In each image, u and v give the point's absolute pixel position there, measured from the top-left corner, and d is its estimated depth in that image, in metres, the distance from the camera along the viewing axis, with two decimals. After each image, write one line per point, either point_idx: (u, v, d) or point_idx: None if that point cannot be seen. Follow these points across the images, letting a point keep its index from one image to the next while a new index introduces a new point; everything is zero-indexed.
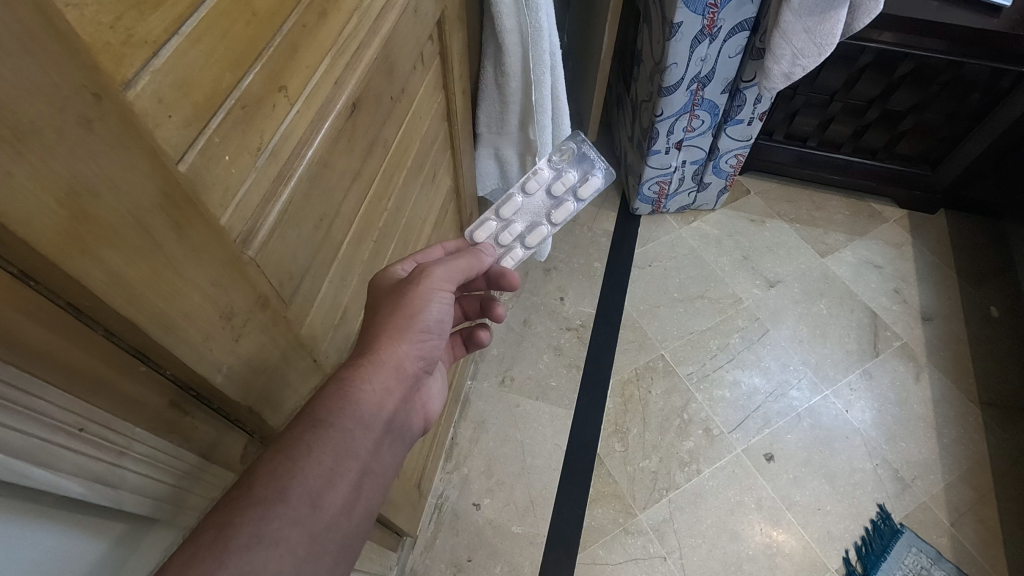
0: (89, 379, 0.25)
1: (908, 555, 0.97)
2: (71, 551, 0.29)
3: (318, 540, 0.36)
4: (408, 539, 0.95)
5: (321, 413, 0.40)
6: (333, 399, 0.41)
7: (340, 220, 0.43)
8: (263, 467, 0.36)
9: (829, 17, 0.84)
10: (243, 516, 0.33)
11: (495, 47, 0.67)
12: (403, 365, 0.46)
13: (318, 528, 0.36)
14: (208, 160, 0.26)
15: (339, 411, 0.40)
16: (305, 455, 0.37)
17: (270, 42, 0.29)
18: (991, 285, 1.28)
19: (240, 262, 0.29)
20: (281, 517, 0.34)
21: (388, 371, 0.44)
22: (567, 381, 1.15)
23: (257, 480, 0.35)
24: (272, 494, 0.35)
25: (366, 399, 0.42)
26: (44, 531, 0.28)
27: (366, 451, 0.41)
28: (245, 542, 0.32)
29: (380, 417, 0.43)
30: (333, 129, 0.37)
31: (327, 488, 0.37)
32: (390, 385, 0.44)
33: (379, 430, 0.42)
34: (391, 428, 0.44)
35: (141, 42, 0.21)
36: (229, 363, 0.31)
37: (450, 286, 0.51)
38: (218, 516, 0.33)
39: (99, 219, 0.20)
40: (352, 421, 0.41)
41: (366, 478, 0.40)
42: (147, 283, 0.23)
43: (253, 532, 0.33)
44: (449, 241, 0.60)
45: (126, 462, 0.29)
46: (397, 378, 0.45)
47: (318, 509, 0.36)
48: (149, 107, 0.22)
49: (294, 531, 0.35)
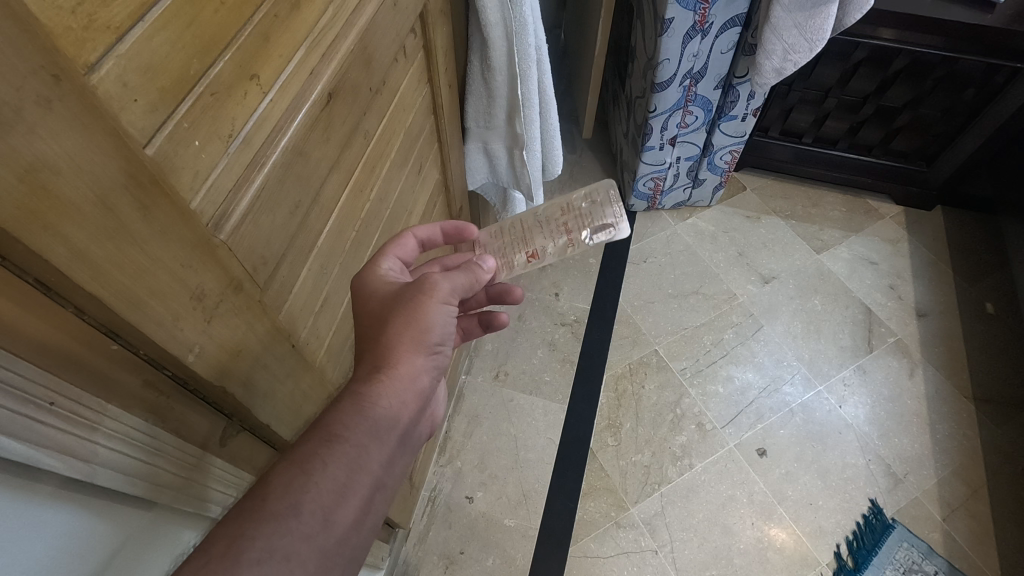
0: (60, 355, 0.26)
1: (899, 550, 0.97)
2: (62, 530, 0.30)
3: (327, 554, 0.37)
4: (400, 532, 0.96)
5: (336, 427, 0.40)
6: (347, 414, 0.41)
7: (318, 209, 0.44)
8: (278, 483, 0.37)
9: (819, 12, 0.84)
10: (254, 530, 0.34)
11: (480, 42, 0.68)
12: (420, 379, 0.46)
13: (328, 543, 0.37)
14: (177, 144, 0.27)
15: (353, 426, 0.41)
16: (319, 470, 0.38)
17: (241, 32, 0.30)
18: (987, 281, 1.28)
19: (211, 245, 0.30)
20: (293, 532, 0.35)
21: (405, 385, 0.45)
22: (560, 375, 1.16)
23: (271, 493, 0.36)
24: (286, 508, 0.36)
25: (381, 414, 0.43)
26: (38, 509, 0.29)
27: (379, 464, 0.42)
28: (256, 555, 0.33)
29: (395, 430, 0.43)
30: (308, 118, 0.38)
31: (340, 504, 0.38)
32: (406, 399, 0.45)
33: (393, 443, 0.43)
34: (405, 439, 0.45)
35: (104, 27, 0.22)
36: (201, 344, 0.31)
37: (457, 299, 0.51)
38: (228, 531, 0.34)
39: (60, 197, 0.21)
40: (366, 435, 0.41)
41: (377, 492, 0.41)
42: (111, 260, 0.24)
43: (264, 546, 0.34)
44: (422, 227, 0.59)
45: (96, 437, 0.29)
46: (413, 390, 0.45)
47: (330, 523, 0.37)
48: (112, 91, 0.23)
49: (305, 546, 0.35)
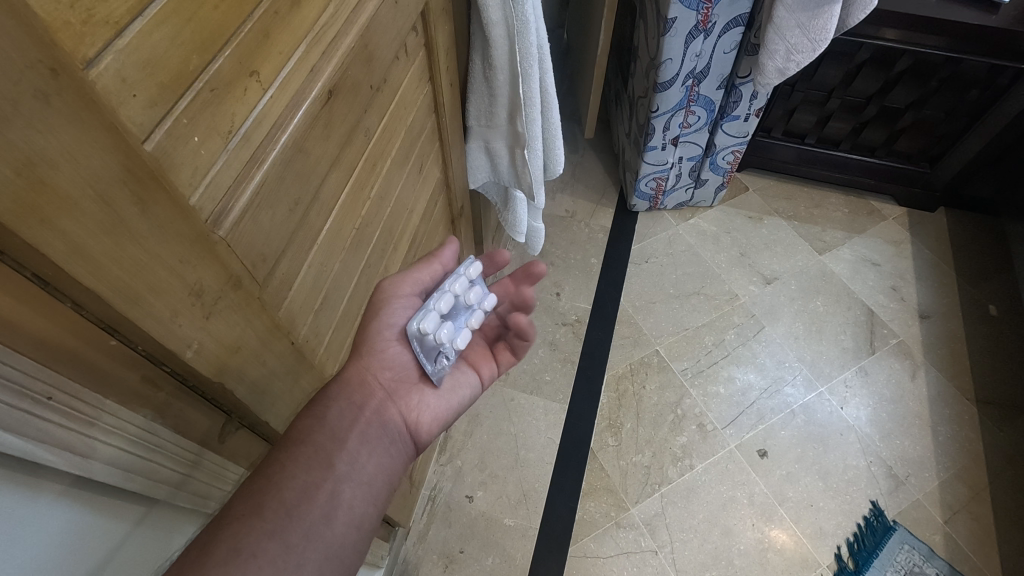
0: (58, 350, 0.26)
1: (900, 552, 0.96)
2: (65, 527, 0.30)
3: (296, 549, 0.37)
4: (399, 530, 0.96)
5: (292, 431, 0.42)
6: (305, 417, 0.43)
7: (318, 206, 0.44)
8: (243, 487, 0.38)
9: (822, 12, 0.83)
10: (221, 532, 0.35)
11: (483, 42, 0.68)
12: (371, 381, 0.49)
13: (293, 538, 0.37)
14: (177, 140, 0.27)
15: (308, 427, 0.43)
16: (278, 472, 0.40)
17: (241, 28, 0.30)
18: (990, 283, 1.27)
19: (210, 242, 0.30)
20: (259, 530, 0.36)
21: (356, 386, 0.47)
22: (561, 376, 1.16)
23: (237, 498, 0.38)
24: (249, 509, 0.37)
25: (333, 413, 0.45)
26: (41, 503, 0.29)
27: (341, 461, 0.43)
28: (224, 555, 0.34)
29: (351, 428, 0.45)
30: (308, 115, 0.38)
31: (303, 501, 0.39)
32: (357, 399, 0.47)
33: (353, 441, 0.44)
34: (371, 437, 0.46)
35: (103, 22, 0.22)
36: (200, 340, 0.31)
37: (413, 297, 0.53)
38: (204, 533, 0.35)
39: (59, 190, 0.21)
40: (323, 435, 0.43)
41: (345, 487, 0.42)
42: (108, 255, 0.24)
43: (231, 546, 0.35)
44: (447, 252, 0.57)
45: (94, 432, 0.30)
46: (363, 391, 0.47)
47: (295, 518, 0.38)
48: (111, 86, 0.23)
49: (271, 543, 0.36)
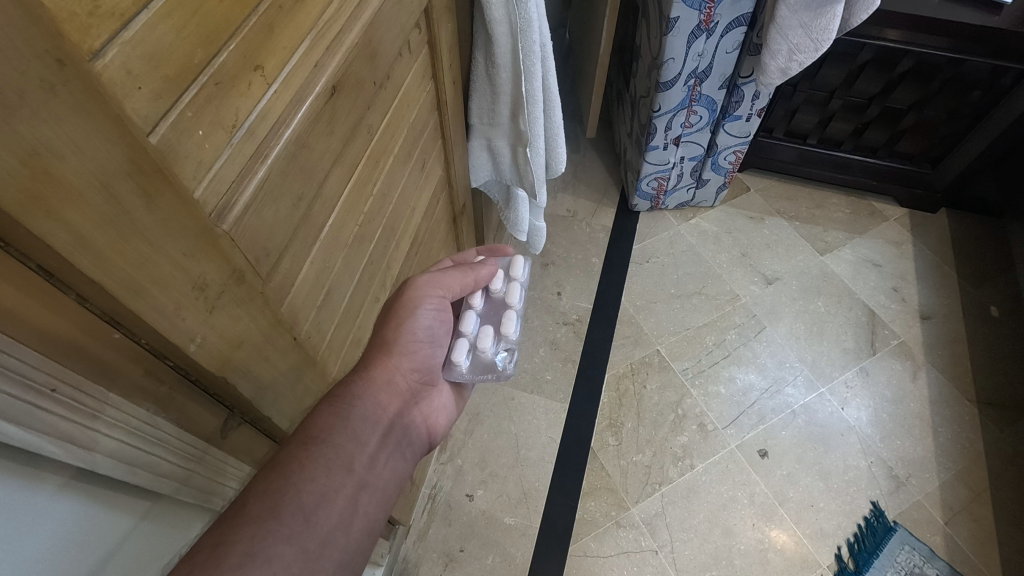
0: (60, 342, 0.26)
1: (901, 553, 0.96)
2: (67, 520, 0.30)
3: (312, 556, 0.37)
4: (399, 529, 0.95)
5: (313, 430, 0.42)
6: (325, 416, 0.43)
7: (321, 202, 0.44)
8: (256, 487, 0.38)
9: (825, 12, 0.83)
10: (235, 534, 0.35)
11: (486, 39, 0.68)
12: (395, 381, 0.50)
13: (310, 545, 0.37)
14: (180, 134, 0.27)
15: (331, 427, 0.43)
16: (297, 473, 0.39)
17: (246, 21, 0.30)
18: (992, 284, 1.27)
19: (214, 236, 0.30)
20: (275, 535, 0.36)
21: (382, 386, 0.48)
22: (562, 375, 1.16)
23: (251, 499, 0.37)
24: (265, 512, 0.36)
25: (357, 413, 0.45)
26: (42, 497, 0.29)
27: (361, 464, 0.43)
28: (238, 559, 0.34)
29: (375, 430, 0.46)
30: (312, 110, 0.38)
31: (320, 505, 0.39)
32: (383, 400, 0.48)
33: (374, 443, 0.45)
34: (390, 440, 0.47)
35: (108, 14, 0.22)
36: (203, 334, 0.31)
37: (436, 294, 0.56)
38: (214, 533, 0.35)
39: (62, 180, 0.21)
40: (344, 436, 0.43)
41: (362, 493, 0.42)
42: (112, 247, 0.24)
43: (245, 550, 0.34)
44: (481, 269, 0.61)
45: (97, 426, 0.30)
46: (389, 392, 0.49)
47: (312, 525, 0.38)
48: (116, 78, 0.23)
49: (287, 549, 0.36)
